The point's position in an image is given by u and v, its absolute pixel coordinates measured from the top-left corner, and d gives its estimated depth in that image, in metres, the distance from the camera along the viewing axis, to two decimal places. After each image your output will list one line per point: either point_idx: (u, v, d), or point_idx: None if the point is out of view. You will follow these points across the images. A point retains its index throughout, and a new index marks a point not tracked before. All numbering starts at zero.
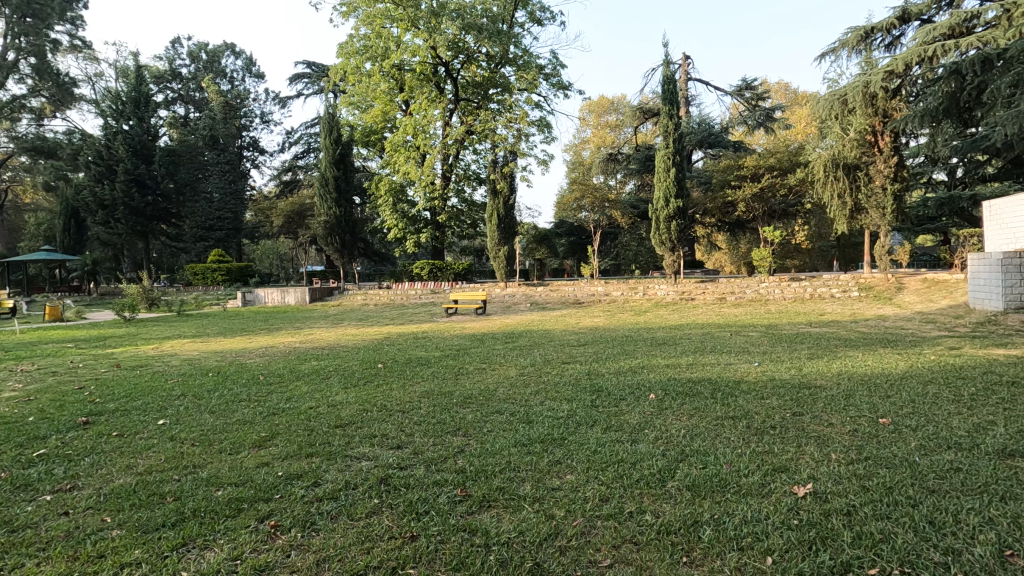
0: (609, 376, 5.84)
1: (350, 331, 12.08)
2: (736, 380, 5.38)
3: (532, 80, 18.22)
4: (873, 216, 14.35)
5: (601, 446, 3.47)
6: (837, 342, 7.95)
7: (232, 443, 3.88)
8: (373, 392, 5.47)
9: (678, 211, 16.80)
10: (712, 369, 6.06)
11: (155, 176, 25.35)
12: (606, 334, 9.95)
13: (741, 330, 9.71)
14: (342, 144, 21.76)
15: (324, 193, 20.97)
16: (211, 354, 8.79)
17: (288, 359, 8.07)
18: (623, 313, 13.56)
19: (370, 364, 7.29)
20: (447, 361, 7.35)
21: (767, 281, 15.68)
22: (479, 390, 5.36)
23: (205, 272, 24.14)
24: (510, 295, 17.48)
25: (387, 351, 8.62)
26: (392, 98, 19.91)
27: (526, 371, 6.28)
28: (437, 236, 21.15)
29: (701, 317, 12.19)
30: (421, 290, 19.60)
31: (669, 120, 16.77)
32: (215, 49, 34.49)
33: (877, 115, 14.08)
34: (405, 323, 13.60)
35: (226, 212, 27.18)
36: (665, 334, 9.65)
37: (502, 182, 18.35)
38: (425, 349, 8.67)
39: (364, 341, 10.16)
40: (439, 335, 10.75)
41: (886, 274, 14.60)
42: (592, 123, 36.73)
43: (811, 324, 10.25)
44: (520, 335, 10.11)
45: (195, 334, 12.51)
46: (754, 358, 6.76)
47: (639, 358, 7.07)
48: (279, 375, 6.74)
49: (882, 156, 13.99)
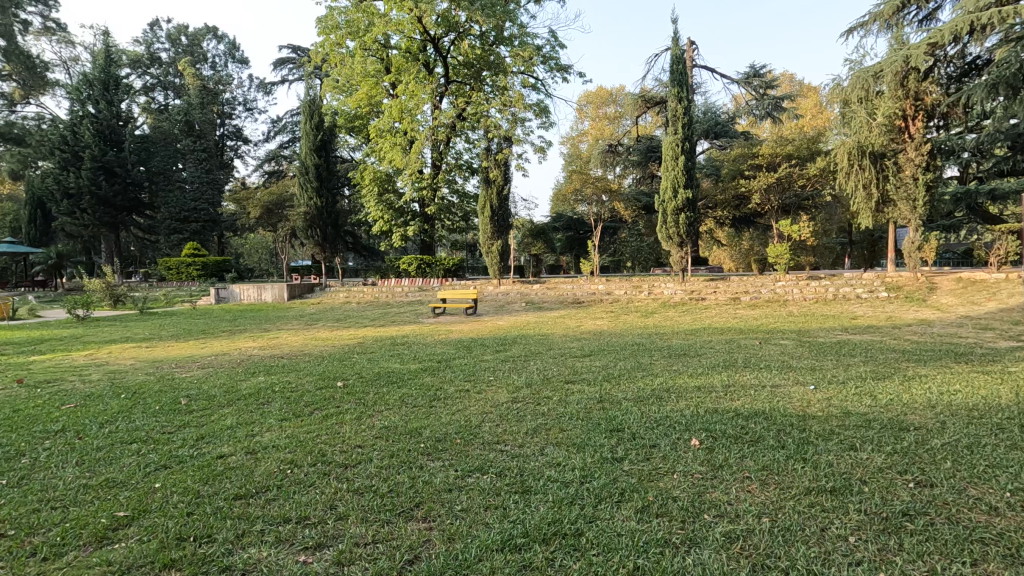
0: (626, 406, 4.47)
1: (322, 334, 10.67)
2: (802, 415, 4.02)
3: (528, 58, 16.85)
4: (902, 208, 13.06)
5: (644, 557, 2.11)
6: (897, 355, 6.56)
7: (57, 535, 2.48)
8: (316, 429, 4.11)
9: (687, 203, 15.44)
10: (758, 398, 4.68)
11: (125, 163, 23.73)
12: (612, 341, 8.55)
13: (770, 338, 8.34)
14: (324, 130, 20.25)
15: (305, 182, 19.61)
16: (145, 365, 7.36)
17: (233, 373, 6.65)
18: (628, 315, 12.19)
19: (328, 382, 5.91)
20: (422, 378, 5.96)
21: (784, 280, 14.39)
22: (457, 429, 3.99)
23: (179, 267, 22.58)
24: (503, 294, 16.09)
25: (354, 363, 7.19)
26: (378, 81, 18.45)
27: (519, 396, 4.90)
28: (427, 229, 19.67)
29: (717, 319, 10.89)
30: (408, 287, 18.19)
31: (677, 104, 15.40)
32: (195, 32, 32.86)
33: (908, 99, 12.94)
34: (386, 325, 12.19)
35: (203, 203, 25.63)
36: (682, 341, 8.33)
37: (496, 171, 17.00)
38: (400, 360, 7.24)
39: (331, 348, 8.71)
40: (421, 340, 9.33)
41: (915, 272, 13.32)
42: (590, 114, 35.34)
43: (848, 330, 8.88)
44: (514, 341, 8.70)
45: (147, 336, 11.10)
46: (804, 379, 5.36)
47: (661, 376, 5.68)
48: (210, 398, 5.30)
49: (914, 143, 12.81)
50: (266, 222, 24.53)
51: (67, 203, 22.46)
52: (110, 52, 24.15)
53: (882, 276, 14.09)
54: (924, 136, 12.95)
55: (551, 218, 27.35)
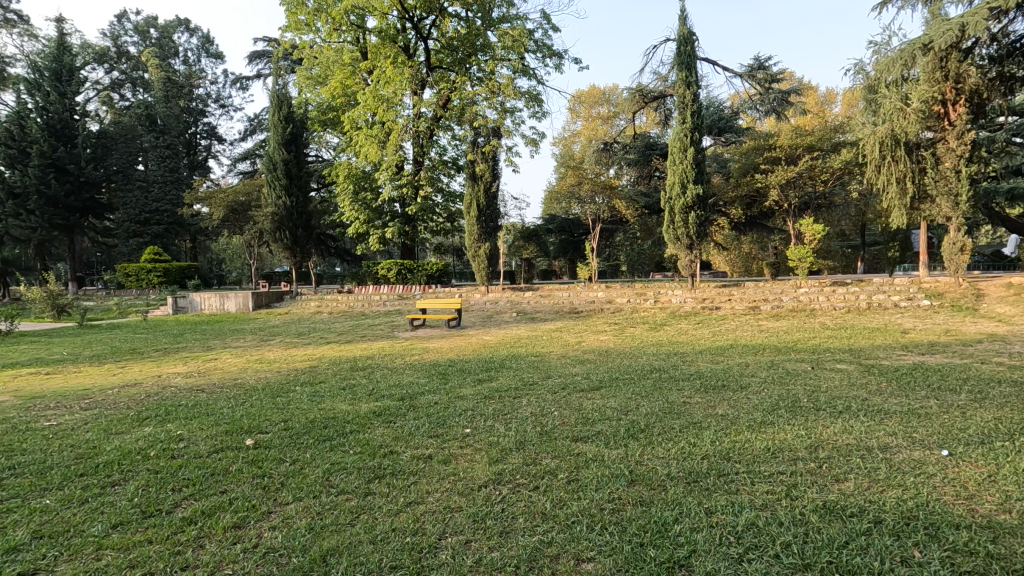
0: (676, 497, 2.81)
1: (271, 355, 8.84)
2: (991, 529, 2.34)
3: (517, 40, 15.21)
4: (943, 205, 11.54)
5: None
6: (1013, 390, 4.86)
7: None
8: (153, 559, 2.38)
9: (697, 200, 13.83)
10: (883, 480, 2.96)
11: (79, 160, 21.85)
12: (625, 365, 6.86)
13: (821, 361, 6.65)
14: (294, 122, 18.41)
15: (273, 180, 17.84)
16: (9, 408, 5.53)
17: (113, 421, 4.80)
18: (635, 328, 10.49)
19: (233, 439, 4.12)
20: (369, 432, 4.22)
21: (806, 288, 12.85)
22: (396, 559, 2.31)
23: (138, 273, 20.63)
24: (492, 303, 14.41)
25: (288, 403, 5.38)
26: (354, 70, 16.78)
27: (505, 476, 3.19)
28: (408, 231, 17.93)
29: (742, 333, 9.30)
30: (386, 296, 16.52)
31: (685, 89, 13.78)
32: (165, 25, 31.03)
33: (946, 81, 11.53)
34: (353, 341, 10.38)
35: (165, 204, 23.61)
36: (711, 365, 6.71)
37: (483, 165, 15.34)
38: (349, 398, 5.44)
39: (273, 377, 6.88)
40: (387, 364, 7.52)
41: (957, 278, 11.78)
42: (583, 114, 33.91)
43: (911, 350, 7.23)
44: (502, 367, 6.93)
45: (62, 356, 9.25)
46: (922, 437, 3.66)
47: (711, 431, 3.94)
48: (33, 475, 3.47)
49: (954, 130, 11.32)
50: (234, 225, 22.66)
51: (11, 203, 20.48)
52: (64, 40, 22.44)
53: (916, 281, 12.57)
54: (967, 123, 11.42)
55: (543, 220, 25.67)
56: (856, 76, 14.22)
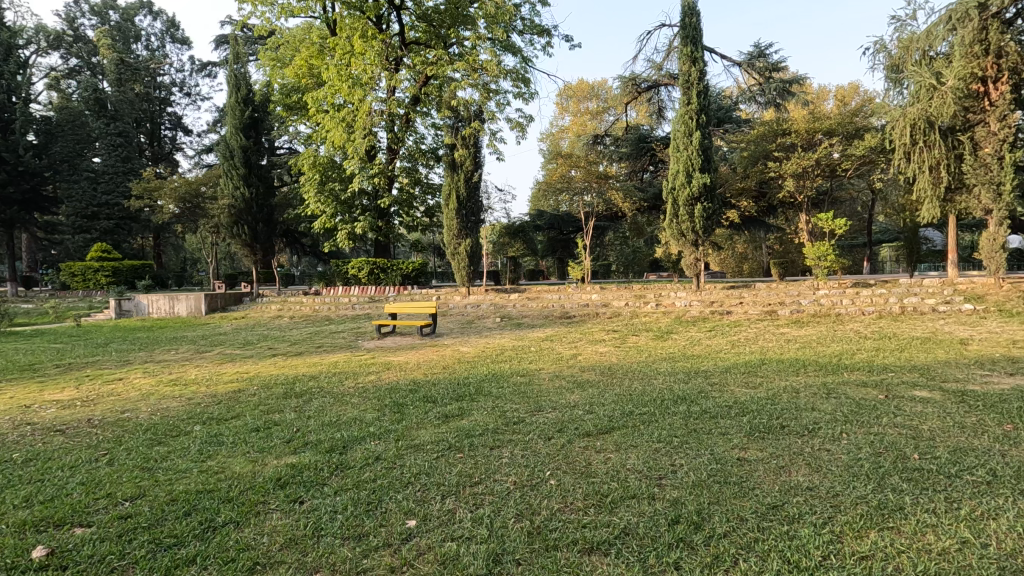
0: None
1: (196, 373, 7.15)
2: None
3: (500, 12, 13.62)
4: (983, 195, 10.19)
5: None
6: None
7: None
8: None
9: (703, 190, 12.38)
10: None
11: (16, 148, 19.90)
12: (639, 390, 5.30)
13: (891, 387, 5.09)
14: (255, 106, 16.68)
15: (230, 169, 16.09)
16: None
17: None
18: (638, 337, 8.99)
19: (13, 547, 2.45)
20: (252, 528, 2.58)
21: (826, 290, 11.45)
22: None
23: (84, 272, 18.71)
24: (473, 306, 12.84)
25: (161, 457, 3.71)
26: (322, 48, 15.18)
27: None
28: (382, 226, 16.23)
29: (767, 344, 7.85)
30: (356, 298, 14.81)
31: (691, 66, 12.30)
32: (127, 7, 28.94)
33: (987, 56, 10.14)
34: (307, 353, 8.74)
35: (115, 196, 21.71)
36: (750, 392, 5.16)
37: (463, 151, 13.77)
38: (256, 450, 3.78)
39: (175, 410, 5.15)
40: (335, 389, 5.87)
41: (996, 278, 10.46)
42: (571, 109, 32.35)
43: (993, 370, 5.70)
44: (478, 394, 5.26)
45: None
46: None
47: (816, 530, 2.37)
48: None
49: (996, 111, 9.96)
50: (193, 220, 20.74)
51: None
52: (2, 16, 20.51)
53: (950, 283, 11.20)
54: (1010, 102, 10.08)
55: (531, 216, 24.13)
56: (877, 55, 12.85)
